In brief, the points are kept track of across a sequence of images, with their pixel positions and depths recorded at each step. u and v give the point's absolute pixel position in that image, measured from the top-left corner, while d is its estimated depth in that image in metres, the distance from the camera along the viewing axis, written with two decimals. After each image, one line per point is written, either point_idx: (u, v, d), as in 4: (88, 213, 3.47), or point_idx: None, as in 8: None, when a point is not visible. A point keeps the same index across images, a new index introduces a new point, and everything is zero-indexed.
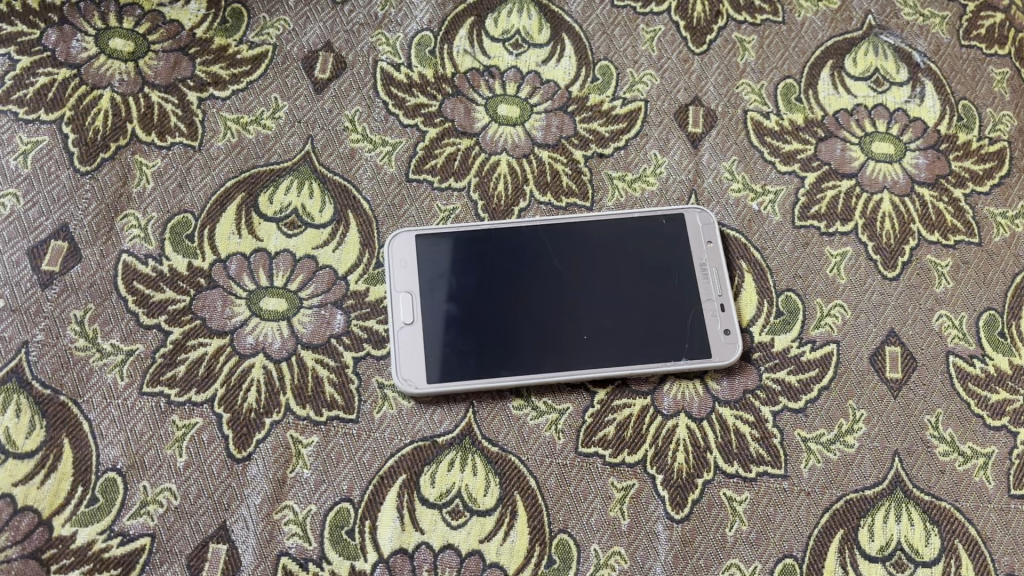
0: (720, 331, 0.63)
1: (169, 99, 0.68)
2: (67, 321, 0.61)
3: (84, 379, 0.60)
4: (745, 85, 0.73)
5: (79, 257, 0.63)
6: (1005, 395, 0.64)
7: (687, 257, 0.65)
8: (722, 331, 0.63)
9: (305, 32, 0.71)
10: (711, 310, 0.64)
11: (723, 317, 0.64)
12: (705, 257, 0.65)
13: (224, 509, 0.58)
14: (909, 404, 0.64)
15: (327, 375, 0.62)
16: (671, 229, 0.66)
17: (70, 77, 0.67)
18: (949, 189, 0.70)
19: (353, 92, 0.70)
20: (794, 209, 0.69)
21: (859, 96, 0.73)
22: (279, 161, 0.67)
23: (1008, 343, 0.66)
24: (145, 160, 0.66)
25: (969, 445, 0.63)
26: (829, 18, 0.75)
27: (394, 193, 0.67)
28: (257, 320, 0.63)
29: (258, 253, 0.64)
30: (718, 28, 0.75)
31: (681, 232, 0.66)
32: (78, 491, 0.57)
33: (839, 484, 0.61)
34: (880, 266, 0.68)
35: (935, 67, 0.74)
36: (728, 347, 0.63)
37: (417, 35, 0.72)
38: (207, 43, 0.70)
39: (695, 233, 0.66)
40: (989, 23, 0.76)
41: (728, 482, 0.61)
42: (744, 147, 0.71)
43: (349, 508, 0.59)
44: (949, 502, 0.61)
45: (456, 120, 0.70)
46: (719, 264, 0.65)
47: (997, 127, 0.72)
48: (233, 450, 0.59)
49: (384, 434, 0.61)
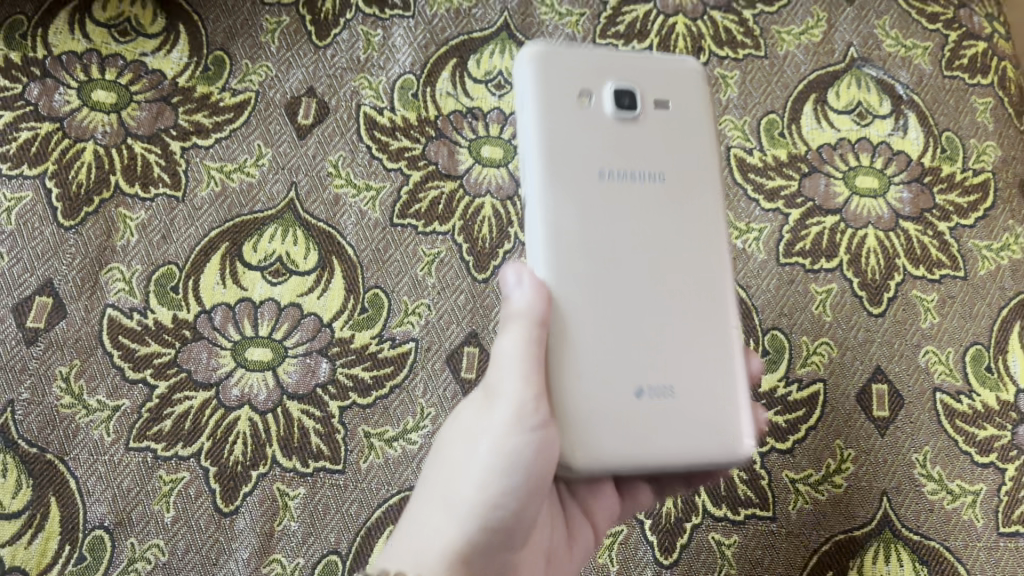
0: (579, 96, 0.49)
1: (152, 150, 0.68)
2: (52, 377, 0.61)
3: (71, 437, 0.60)
4: (728, 122, 0.73)
5: (64, 313, 0.63)
6: (993, 431, 0.64)
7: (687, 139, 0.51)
8: (580, 95, 0.49)
9: (287, 78, 0.72)
10: (599, 81, 0.50)
11: (594, 75, 0.50)
12: (663, 76, 0.51)
13: (212, 564, 0.58)
14: (897, 442, 0.64)
15: (313, 426, 0.62)
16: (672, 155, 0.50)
17: (53, 130, 0.68)
18: (934, 222, 0.70)
19: (336, 137, 0.70)
20: (779, 247, 0.69)
21: (842, 130, 0.73)
22: (264, 209, 0.67)
23: (996, 378, 0.65)
24: (129, 214, 0.66)
25: (957, 483, 0.62)
26: (811, 52, 0.76)
27: (379, 238, 0.67)
28: (242, 372, 0.62)
29: (243, 303, 0.64)
30: (700, 64, 0.75)
31: (681, 94, 0.51)
32: (65, 551, 0.57)
33: (827, 526, 0.62)
34: (866, 302, 0.68)
35: (918, 99, 0.74)
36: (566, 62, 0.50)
37: (400, 78, 0.72)
38: (189, 92, 0.70)
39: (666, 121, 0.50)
40: (970, 53, 0.76)
41: (717, 525, 0.61)
42: (728, 184, 0.71)
43: (337, 560, 0.59)
44: (938, 541, 0.61)
45: (440, 162, 0.69)
46: (644, 59, 0.51)
47: (981, 159, 0.73)
48: (220, 503, 0.59)
49: (372, 484, 0.61)
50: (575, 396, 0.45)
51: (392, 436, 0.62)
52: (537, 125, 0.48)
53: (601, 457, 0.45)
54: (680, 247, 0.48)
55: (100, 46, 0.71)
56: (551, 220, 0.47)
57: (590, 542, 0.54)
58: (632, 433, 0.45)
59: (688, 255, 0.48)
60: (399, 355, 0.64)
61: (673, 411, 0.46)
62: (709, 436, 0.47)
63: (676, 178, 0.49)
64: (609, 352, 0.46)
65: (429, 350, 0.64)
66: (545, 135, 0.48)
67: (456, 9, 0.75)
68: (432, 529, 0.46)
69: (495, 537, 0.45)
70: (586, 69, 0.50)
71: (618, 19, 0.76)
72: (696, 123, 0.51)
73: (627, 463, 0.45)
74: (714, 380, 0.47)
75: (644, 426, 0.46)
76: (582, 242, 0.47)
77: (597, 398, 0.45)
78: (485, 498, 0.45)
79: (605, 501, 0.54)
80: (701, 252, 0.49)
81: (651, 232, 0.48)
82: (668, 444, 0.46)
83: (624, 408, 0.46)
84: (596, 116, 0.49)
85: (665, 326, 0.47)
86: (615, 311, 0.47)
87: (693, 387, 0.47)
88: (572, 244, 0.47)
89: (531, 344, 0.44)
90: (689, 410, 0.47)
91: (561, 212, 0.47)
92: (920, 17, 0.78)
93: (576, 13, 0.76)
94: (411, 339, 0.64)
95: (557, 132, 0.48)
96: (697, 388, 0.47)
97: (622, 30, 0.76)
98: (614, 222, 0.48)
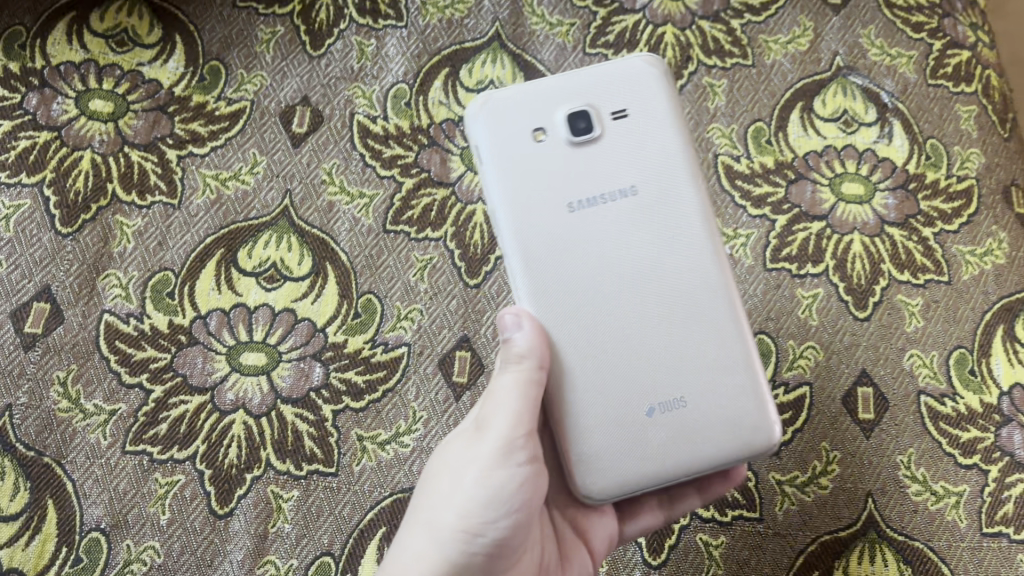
0: (538, 134, 0.51)
1: (148, 158, 0.69)
2: (50, 382, 0.63)
3: (68, 440, 0.61)
4: (715, 130, 0.74)
5: (61, 318, 0.64)
6: (976, 433, 0.65)
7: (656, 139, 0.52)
8: (538, 133, 0.51)
9: (282, 87, 0.73)
10: (550, 113, 0.51)
11: (548, 109, 0.52)
12: (613, 85, 0.52)
13: (207, 565, 0.59)
14: (882, 444, 0.65)
15: (306, 430, 0.63)
16: (649, 162, 0.51)
17: (51, 140, 0.69)
18: (919, 228, 0.71)
19: (330, 145, 0.71)
20: (765, 253, 0.70)
21: (828, 138, 0.74)
22: (258, 216, 0.68)
23: (979, 381, 0.66)
24: (126, 221, 0.67)
25: (941, 484, 0.63)
26: (798, 60, 0.77)
27: (372, 245, 0.68)
28: (237, 376, 0.63)
29: (238, 308, 0.65)
30: (688, 74, 0.76)
31: (636, 97, 0.52)
32: (62, 553, 0.59)
33: (814, 527, 0.63)
34: (851, 307, 0.69)
35: (903, 106, 0.76)
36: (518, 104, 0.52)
37: (393, 87, 0.73)
38: (185, 101, 0.71)
39: (630, 129, 0.52)
40: (955, 61, 0.77)
41: (704, 526, 0.63)
42: (716, 192, 0.72)
43: (330, 561, 0.60)
44: (922, 542, 0.62)
45: (432, 170, 0.70)
46: (592, 72, 0.52)
47: (965, 165, 0.74)
48: (215, 506, 0.60)
49: (364, 487, 0.61)
50: (586, 426, 0.50)
51: (385, 439, 0.63)
52: (502, 180, 0.51)
53: (619, 479, 0.49)
54: (668, 258, 0.51)
55: (98, 56, 0.72)
56: (535, 269, 0.50)
57: (588, 565, 0.54)
58: (651, 450, 0.49)
59: (679, 267, 0.50)
60: (392, 359, 0.65)
61: (686, 419, 0.49)
62: (723, 437, 0.50)
63: (649, 188, 0.51)
64: (612, 378, 0.50)
65: (421, 354, 0.65)
66: (515, 185, 0.51)
67: (449, 19, 0.76)
68: (415, 554, 0.48)
69: (480, 563, 0.47)
70: (539, 103, 0.52)
71: (607, 29, 0.77)
72: (661, 123, 0.52)
73: (647, 481, 0.49)
74: (720, 384, 0.50)
75: (662, 441, 0.49)
76: (568, 278, 0.50)
77: (608, 424, 0.50)
78: (465, 525, 0.47)
79: (601, 523, 0.55)
80: (691, 258, 0.51)
81: (634, 251, 0.50)
82: (685, 454, 0.49)
83: (636, 429, 0.49)
84: (558, 149, 0.51)
85: (662, 341, 0.50)
86: (609, 337, 0.50)
87: (704, 391, 0.50)
88: (558, 282, 0.50)
89: (527, 383, 0.47)
90: (696, 417, 0.50)
91: (546, 254, 0.50)
92: (905, 26, 0.79)
93: (566, 22, 0.77)
94: (404, 343, 0.65)
95: (524, 181, 0.51)
96: (706, 392, 0.50)
97: (611, 39, 0.77)
98: (601, 253, 0.50)
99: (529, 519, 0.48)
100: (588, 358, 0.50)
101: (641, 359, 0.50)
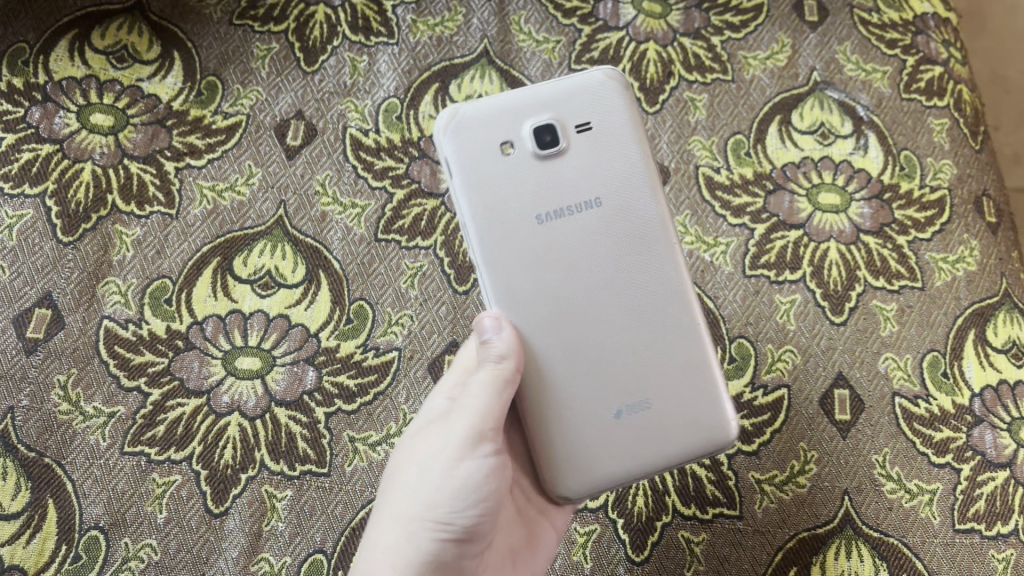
0: (504, 146, 0.54)
1: (147, 170, 0.71)
2: (51, 386, 0.64)
3: (68, 442, 0.63)
4: (697, 142, 0.77)
5: (62, 324, 0.66)
6: (949, 433, 0.67)
7: (620, 154, 0.54)
8: (505, 145, 0.54)
9: (277, 102, 0.75)
10: (516, 128, 0.54)
11: (513, 123, 0.54)
12: (576, 100, 0.55)
13: (203, 562, 0.61)
14: (858, 444, 0.67)
15: (300, 431, 0.64)
16: (614, 177, 0.54)
17: (53, 152, 0.71)
18: (893, 236, 0.74)
19: (324, 158, 0.73)
20: (744, 260, 0.73)
21: (806, 149, 0.77)
22: (253, 226, 0.70)
23: (952, 383, 0.69)
24: (125, 230, 0.69)
25: (915, 483, 0.65)
26: (776, 75, 0.80)
27: (364, 253, 0.70)
28: (232, 380, 0.65)
29: (233, 314, 0.67)
30: (670, 88, 0.79)
31: (599, 112, 0.55)
32: (62, 550, 0.60)
33: (793, 524, 0.64)
34: (828, 312, 0.71)
35: (877, 119, 0.78)
36: (484, 113, 0.54)
37: (385, 101, 0.76)
38: (183, 115, 0.74)
39: (596, 142, 0.54)
40: (928, 76, 0.80)
41: (685, 523, 0.65)
42: (697, 201, 0.75)
43: (322, 558, 0.61)
44: (896, 538, 0.64)
45: (422, 181, 0.73)
46: (558, 87, 0.55)
47: (937, 176, 0.76)
48: (211, 505, 0.62)
49: (356, 486, 0.63)
50: (559, 427, 0.53)
51: (376, 440, 0.65)
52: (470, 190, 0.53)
53: (588, 476, 0.53)
54: (633, 267, 0.53)
55: (99, 72, 0.74)
56: (503, 278, 0.53)
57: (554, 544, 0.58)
58: (621, 449, 0.53)
59: (643, 275, 0.54)
60: (383, 363, 0.67)
61: (653, 420, 0.53)
62: (686, 437, 0.53)
63: (613, 200, 0.54)
64: (583, 382, 0.53)
65: (412, 358, 0.67)
66: (484, 195, 0.53)
67: (439, 36, 0.79)
68: (389, 544, 0.50)
69: (449, 552, 0.49)
70: (505, 117, 0.54)
71: (592, 46, 0.80)
72: (624, 138, 0.54)
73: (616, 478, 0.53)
74: (682, 387, 0.53)
75: (631, 440, 0.53)
76: (538, 287, 0.53)
77: (579, 424, 0.53)
78: (434, 516, 0.49)
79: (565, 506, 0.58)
80: (654, 266, 0.54)
81: (601, 261, 0.53)
82: (649, 453, 0.53)
83: (606, 431, 0.53)
84: (525, 163, 0.54)
85: (629, 345, 0.53)
86: (578, 342, 0.53)
87: (669, 393, 0.53)
88: (528, 290, 0.53)
89: (501, 383, 0.49)
90: (660, 418, 0.53)
91: (514, 263, 0.53)
92: (879, 42, 0.81)
93: (552, 39, 0.80)
94: (395, 348, 0.67)
95: (490, 192, 0.53)
96: (671, 394, 0.53)
97: (596, 56, 0.80)
98: (569, 263, 0.53)
99: (498, 509, 0.50)
100: (559, 360, 0.53)
101: (608, 364, 0.53)
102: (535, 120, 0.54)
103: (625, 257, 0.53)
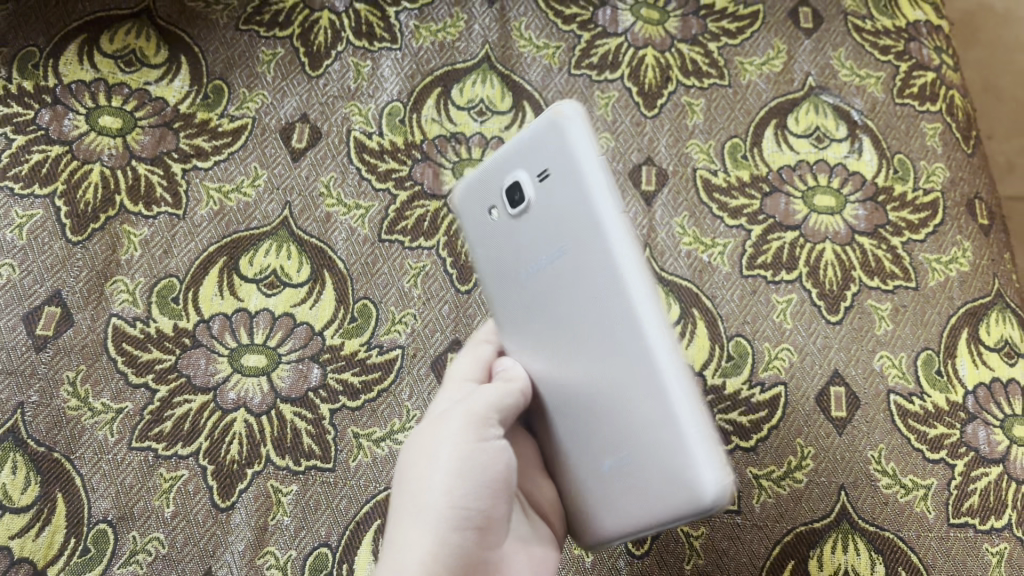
0: (491, 210, 0.53)
1: (155, 171, 0.73)
2: (60, 382, 0.65)
3: (77, 437, 0.64)
4: (694, 145, 0.78)
5: (71, 321, 0.67)
6: (943, 429, 0.68)
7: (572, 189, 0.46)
8: (491, 209, 0.53)
9: (282, 105, 0.76)
10: (496, 189, 0.52)
11: (496, 183, 0.52)
12: (535, 143, 0.48)
13: (209, 555, 0.62)
14: (854, 440, 0.68)
15: (305, 427, 0.65)
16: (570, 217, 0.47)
17: (62, 153, 0.72)
18: (888, 237, 0.75)
19: (328, 160, 0.75)
20: (742, 260, 0.74)
21: (801, 153, 0.78)
22: (259, 226, 0.72)
23: (945, 380, 0.70)
24: (133, 230, 0.71)
25: (910, 478, 0.67)
26: (772, 81, 0.81)
27: (368, 253, 0.71)
28: (239, 377, 0.66)
29: (239, 312, 0.69)
30: (668, 93, 0.80)
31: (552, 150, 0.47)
32: (71, 543, 0.61)
33: (791, 517, 0.65)
34: (824, 311, 0.72)
35: (871, 123, 0.80)
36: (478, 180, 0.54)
37: (388, 105, 0.77)
38: (190, 118, 0.75)
39: (552, 182, 0.48)
40: (921, 81, 0.82)
41: (684, 518, 0.66)
42: (695, 203, 0.76)
43: (327, 552, 0.62)
44: (892, 532, 0.65)
45: (425, 183, 0.74)
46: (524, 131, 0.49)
47: (930, 179, 0.78)
48: (217, 499, 0.63)
49: (360, 481, 0.64)
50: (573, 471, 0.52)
51: (380, 436, 0.66)
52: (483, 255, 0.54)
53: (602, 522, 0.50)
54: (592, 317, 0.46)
55: (108, 75, 0.76)
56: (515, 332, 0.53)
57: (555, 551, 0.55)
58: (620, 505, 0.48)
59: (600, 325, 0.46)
60: (387, 360, 0.68)
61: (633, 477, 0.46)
62: (673, 496, 0.43)
63: (571, 245, 0.47)
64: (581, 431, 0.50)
65: (415, 356, 0.68)
66: (488, 258, 0.54)
67: (441, 42, 0.81)
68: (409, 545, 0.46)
69: (473, 544, 0.47)
70: (489, 179, 0.52)
71: (592, 52, 0.82)
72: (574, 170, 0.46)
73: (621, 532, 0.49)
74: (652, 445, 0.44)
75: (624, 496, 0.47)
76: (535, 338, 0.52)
77: (585, 474, 0.50)
78: (455, 501, 0.46)
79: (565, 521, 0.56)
80: (608, 314, 0.45)
81: (569, 311, 0.48)
82: (644, 515, 0.46)
83: (604, 484, 0.49)
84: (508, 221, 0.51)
85: (601, 400, 0.47)
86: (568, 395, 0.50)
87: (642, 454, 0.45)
88: (527, 337, 0.52)
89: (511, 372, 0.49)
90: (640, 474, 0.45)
91: (515, 317, 0.53)
92: (873, 48, 0.83)
93: (553, 45, 0.82)
94: (398, 346, 0.68)
95: (494, 254, 0.54)
96: (643, 452, 0.45)
97: (595, 61, 0.81)
98: (551, 315, 0.50)
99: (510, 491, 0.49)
100: (565, 401, 0.51)
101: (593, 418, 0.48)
102: (505, 181, 0.51)
103: (585, 306, 0.47)
